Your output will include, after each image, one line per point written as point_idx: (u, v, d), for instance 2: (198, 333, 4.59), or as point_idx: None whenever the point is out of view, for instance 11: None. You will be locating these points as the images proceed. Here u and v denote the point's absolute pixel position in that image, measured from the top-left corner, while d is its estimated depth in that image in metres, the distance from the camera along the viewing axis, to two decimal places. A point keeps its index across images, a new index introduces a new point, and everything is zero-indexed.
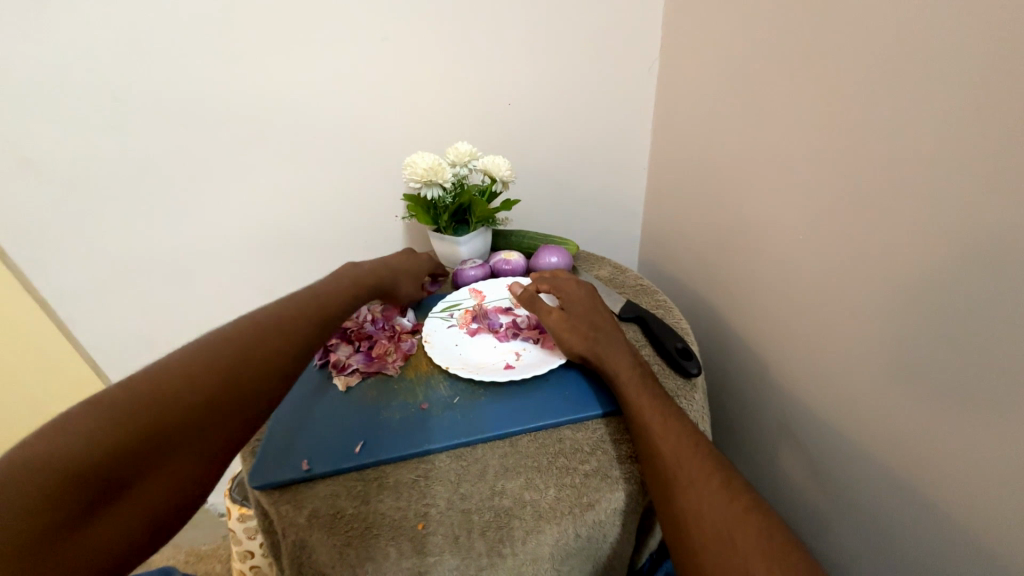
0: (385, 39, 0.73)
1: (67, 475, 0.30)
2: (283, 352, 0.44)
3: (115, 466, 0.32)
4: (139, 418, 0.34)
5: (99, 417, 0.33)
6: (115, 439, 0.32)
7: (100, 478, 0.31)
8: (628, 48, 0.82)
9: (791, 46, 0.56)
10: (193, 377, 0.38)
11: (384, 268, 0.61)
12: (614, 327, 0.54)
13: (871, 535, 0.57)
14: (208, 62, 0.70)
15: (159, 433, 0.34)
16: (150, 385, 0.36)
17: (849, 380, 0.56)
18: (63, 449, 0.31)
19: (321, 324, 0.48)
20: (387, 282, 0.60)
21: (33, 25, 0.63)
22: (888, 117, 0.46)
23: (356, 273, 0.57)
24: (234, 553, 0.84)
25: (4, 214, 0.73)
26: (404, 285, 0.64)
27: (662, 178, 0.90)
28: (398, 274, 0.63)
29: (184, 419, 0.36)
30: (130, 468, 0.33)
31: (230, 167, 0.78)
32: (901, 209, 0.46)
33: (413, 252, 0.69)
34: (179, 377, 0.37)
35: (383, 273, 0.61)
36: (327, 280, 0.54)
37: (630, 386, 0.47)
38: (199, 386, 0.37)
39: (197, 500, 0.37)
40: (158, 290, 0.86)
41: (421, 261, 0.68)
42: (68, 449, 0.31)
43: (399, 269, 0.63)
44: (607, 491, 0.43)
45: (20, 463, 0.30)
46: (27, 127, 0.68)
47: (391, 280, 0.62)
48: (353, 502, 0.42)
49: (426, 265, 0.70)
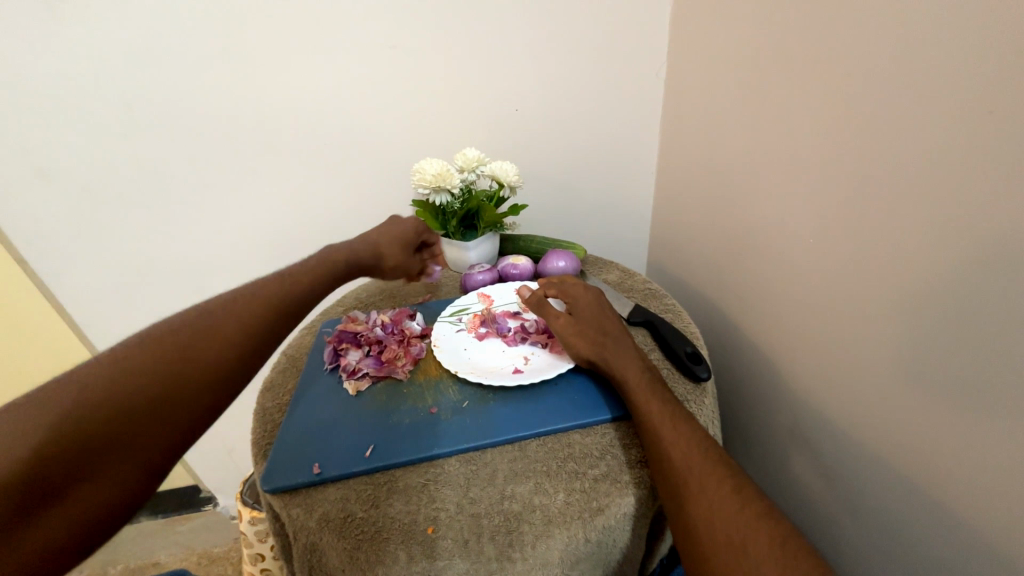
0: (393, 48, 0.74)
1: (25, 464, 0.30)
2: None
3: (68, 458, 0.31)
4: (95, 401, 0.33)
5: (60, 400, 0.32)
6: (72, 427, 0.32)
7: (50, 471, 0.30)
8: (635, 52, 0.82)
9: (798, 49, 0.56)
10: (157, 358, 0.36)
11: (363, 244, 0.59)
12: (622, 332, 0.54)
13: (884, 542, 0.56)
14: (220, 72, 0.71)
15: (115, 419, 0.33)
16: (116, 369, 0.35)
17: (860, 384, 0.55)
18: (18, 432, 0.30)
19: None
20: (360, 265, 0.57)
21: (52, 37, 0.65)
22: (895, 119, 0.46)
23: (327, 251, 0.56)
24: (245, 556, 0.85)
25: (24, 221, 0.75)
26: (388, 256, 0.60)
27: (670, 181, 0.90)
28: (379, 249, 0.60)
29: (145, 409, 0.35)
30: (83, 456, 0.32)
31: (241, 174, 0.79)
32: (910, 210, 0.46)
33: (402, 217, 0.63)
34: (140, 365, 0.35)
35: (362, 248, 0.58)
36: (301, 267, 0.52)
37: (639, 390, 0.47)
38: (163, 367, 0.36)
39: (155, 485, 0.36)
40: (171, 295, 0.87)
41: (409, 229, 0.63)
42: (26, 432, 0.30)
43: (379, 240, 0.60)
44: (617, 495, 0.43)
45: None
46: (46, 135, 0.70)
47: (372, 256, 0.59)
48: (364, 505, 0.43)
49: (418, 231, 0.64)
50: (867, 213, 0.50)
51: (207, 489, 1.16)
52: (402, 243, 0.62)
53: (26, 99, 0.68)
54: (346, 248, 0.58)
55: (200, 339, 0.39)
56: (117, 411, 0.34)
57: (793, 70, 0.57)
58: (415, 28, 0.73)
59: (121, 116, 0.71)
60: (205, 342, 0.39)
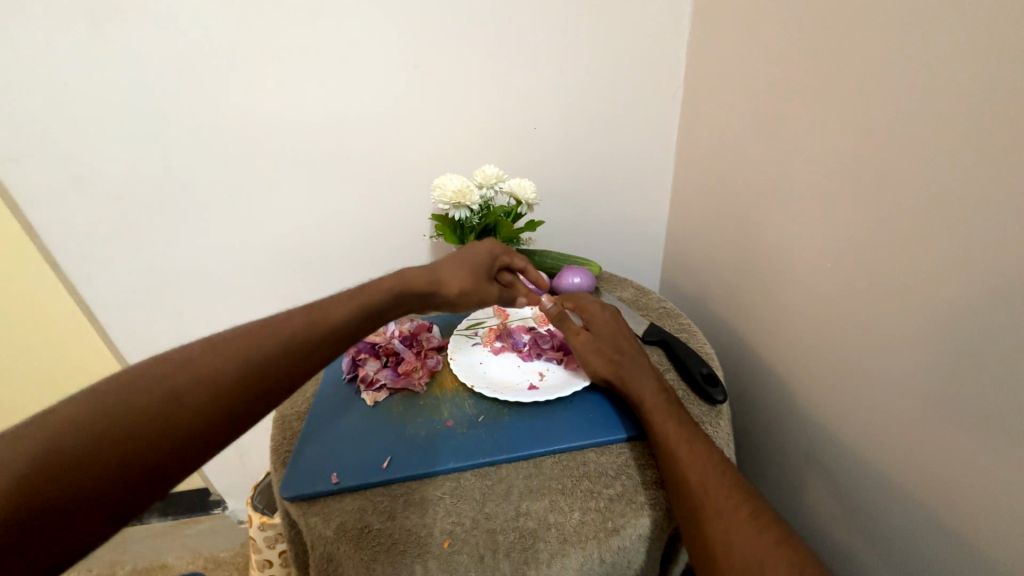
0: (418, 68, 0.77)
1: (94, 440, 0.32)
2: None
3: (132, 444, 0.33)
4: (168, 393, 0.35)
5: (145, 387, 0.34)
6: (145, 411, 0.34)
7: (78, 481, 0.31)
8: (653, 76, 0.84)
9: (815, 76, 0.57)
10: (224, 364, 0.37)
11: (424, 270, 0.53)
12: (638, 351, 0.54)
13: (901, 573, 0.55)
14: (250, 91, 0.75)
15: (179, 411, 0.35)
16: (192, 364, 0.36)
17: (876, 410, 0.55)
18: (106, 412, 0.33)
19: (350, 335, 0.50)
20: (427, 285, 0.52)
21: (95, 56, 0.69)
22: (912, 149, 0.46)
23: (383, 283, 0.50)
24: (253, 562, 0.86)
25: (60, 229, 0.79)
26: (452, 283, 0.54)
27: (685, 200, 0.91)
28: (441, 271, 0.54)
29: (179, 420, 0.34)
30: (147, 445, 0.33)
31: (266, 187, 0.82)
32: (928, 237, 0.46)
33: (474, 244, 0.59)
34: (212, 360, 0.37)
35: (421, 276, 0.52)
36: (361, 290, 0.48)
37: (656, 410, 0.47)
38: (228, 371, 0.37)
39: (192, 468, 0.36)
40: (192, 302, 0.90)
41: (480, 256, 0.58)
42: (109, 412, 0.33)
43: (445, 266, 0.54)
44: (632, 516, 0.43)
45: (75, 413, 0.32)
46: (82, 147, 0.74)
47: (433, 283, 0.53)
48: (380, 517, 0.43)
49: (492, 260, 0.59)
50: (884, 238, 0.51)
51: (217, 493, 1.17)
52: (472, 272, 0.56)
53: (67, 111, 0.71)
54: (407, 275, 0.52)
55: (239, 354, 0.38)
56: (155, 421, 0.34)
57: (809, 94, 0.58)
58: (440, 49, 0.76)
59: (155, 128, 0.75)
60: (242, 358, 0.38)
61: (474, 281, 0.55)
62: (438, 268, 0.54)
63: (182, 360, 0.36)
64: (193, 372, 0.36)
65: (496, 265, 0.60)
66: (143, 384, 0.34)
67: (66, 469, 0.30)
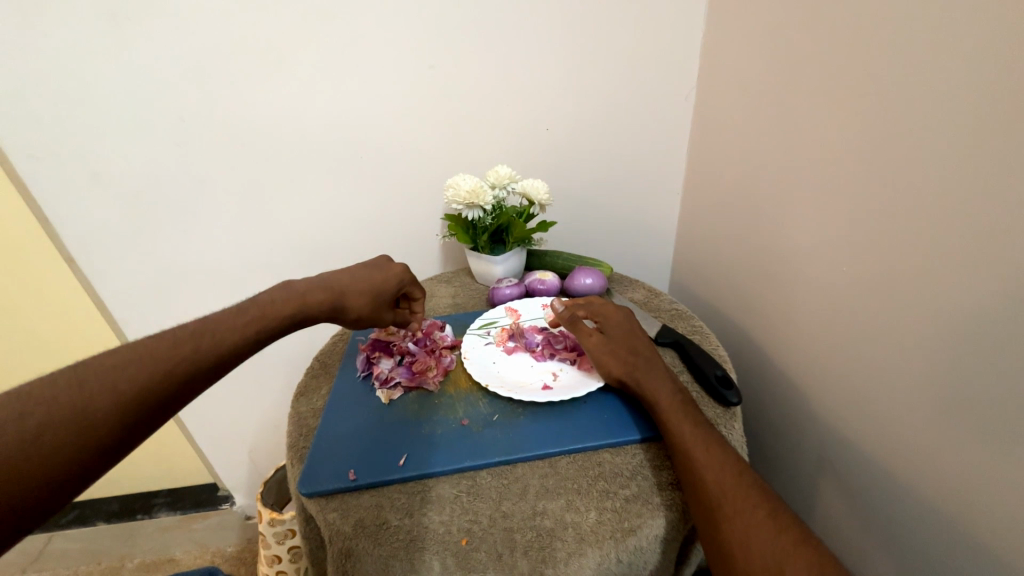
0: (432, 67, 0.77)
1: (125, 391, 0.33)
2: None
3: (155, 395, 0.35)
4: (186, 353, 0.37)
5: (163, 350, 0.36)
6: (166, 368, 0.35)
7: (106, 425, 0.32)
8: (666, 77, 0.84)
9: (830, 79, 0.57)
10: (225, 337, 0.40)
11: (322, 287, 0.50)
12: (652, 353, 0.54)
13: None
14: (266, 89, 0.75)
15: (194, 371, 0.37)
16: (201, 334, 0.39)
17: (890, 413, 0.55)
18: (132, 366, 0.34)
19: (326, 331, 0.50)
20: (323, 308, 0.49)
21: (115, 54, 0.69)
22: (928, 153, 0.47)
23: (272, 299, 0.46)
24: (263, 556, 0.86)
25: (81, 225, 0.80)
26: (353, 306, 0.52)
27: (696, 202, 0.91)
28: (344, 292, 0.51)
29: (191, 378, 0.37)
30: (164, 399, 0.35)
31: (280, 185, 0.83)
32: (947, 240, 0.46)
33: (385, 262, 0.57)
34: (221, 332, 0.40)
35: (320, 294, 0.49)
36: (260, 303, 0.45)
37: (671, 411, 0.48)
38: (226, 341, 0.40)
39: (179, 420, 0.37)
40: (206, 298, 0.90)
41: (388, 277, 0.55)
42: (136, 367, 0.34)
43: (346, 285, 0.52)
44: (648, 517, 0.43)
45: (108, 366, 0.34)
46: (102, 145, 0.75)
47: (334, 306, 0.50)
48: (398, 514, 0.44)
49: (398, 281, 0.56)
50: (899, 241, 0.51)
51: (226, 488, 1.18)
52: (374, 292, 0.54)
53: (86, 108, 0.72)
54: (301, 292, 0.48)
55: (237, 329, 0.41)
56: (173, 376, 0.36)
57: (824, 97, 0.58)
58: (454, 49, 0.76)
59: (172, 125, 0.75)
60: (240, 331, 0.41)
61: (374, 307, 0.54)
62: (341, 289, 0.51)
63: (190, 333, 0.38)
64: (205, 343, 0.38)
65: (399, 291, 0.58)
66: (161, 348, 0.36)
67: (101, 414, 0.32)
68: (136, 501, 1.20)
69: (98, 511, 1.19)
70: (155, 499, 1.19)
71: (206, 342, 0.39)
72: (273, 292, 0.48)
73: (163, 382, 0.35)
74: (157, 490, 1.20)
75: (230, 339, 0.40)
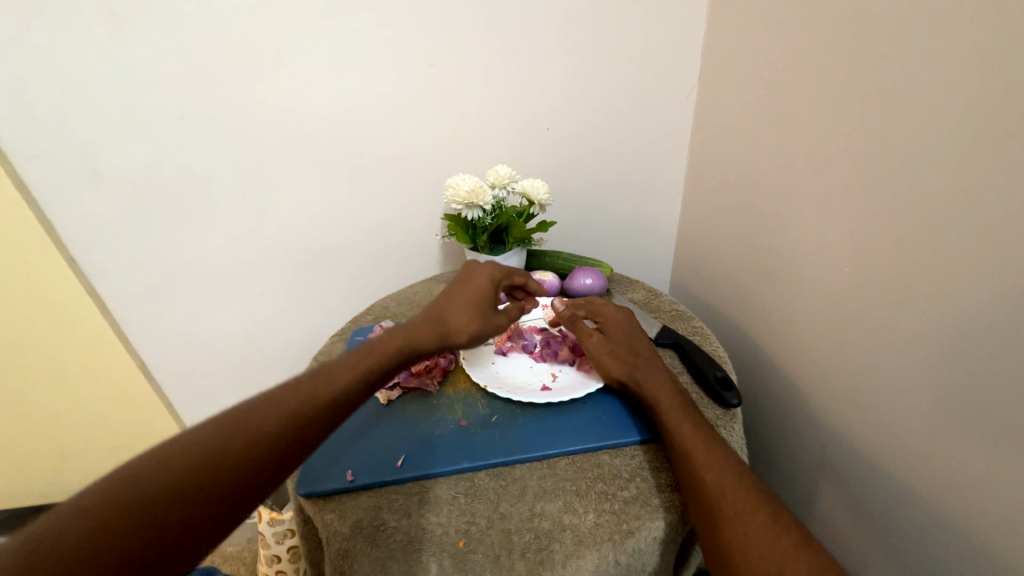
0: (431, 67, 0.77)
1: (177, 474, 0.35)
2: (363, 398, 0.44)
3: (203, 475, 0.36)
4: (238, 430, 0.38)
5: (220, 431, 0.38)
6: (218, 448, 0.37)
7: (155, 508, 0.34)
8: (667, 75, 0.84)
9: (829, 80, 0.57)
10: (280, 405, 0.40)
11: (424, 322, 0.49)
12: (651, 355, 0.54)
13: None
14: (266, 87, 0.75)
15: (247, 449, 0.37)
16: (261, 407, 0.40)
17: (888, 414, 0.54)
18: (188, 451, 0.36)
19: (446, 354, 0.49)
20: (432, 339, 0.49)
21: (113, 50, 0.69)
22: (925, 152, 0.46)
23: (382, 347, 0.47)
24: (262, 556, 0.86)
25: (81, 223, 0.80)
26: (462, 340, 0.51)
27: (697, 203, 0.90)
28: (450, 323, 0.50)
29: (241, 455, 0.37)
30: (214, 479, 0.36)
31: (279, 186, 0.83)
32: (946, 240, 0.46)
33: (473, 266, 0.55)
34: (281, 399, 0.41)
35: (424, 330, 0.49)
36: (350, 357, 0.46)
37: (669, 413, 0.47)
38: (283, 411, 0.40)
39: (235, 499, 0.37)
40: (206, 297, 0.91)
41: (479, 284, 0.53)
42: (191, 451, 0.36)
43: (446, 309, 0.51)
44: (647, 519, 0.43)
45: (173, 453, 0.36)
46: (103, 143, 0.75)
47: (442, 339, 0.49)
48: (395, 515, 0.44)
49: (488, 282, 0.53)
50: (901, 243, 0.50)
51: None
52: (473, 304, 0.51)
53: (85, 107, 0.72)
54: (406, 331, 0.49)
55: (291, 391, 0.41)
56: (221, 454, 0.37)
57: (823, 98, 0.58)
58: (454, 49, 0.76)
59: (171, 124, 0.75)
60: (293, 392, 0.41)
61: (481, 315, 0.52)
62: (445, 322, 0.50)
63: (249, 407, 0.40)
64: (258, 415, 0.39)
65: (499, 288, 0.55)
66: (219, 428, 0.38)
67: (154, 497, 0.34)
68: None
69: None
70: None
71: (267, 414, 0.39)
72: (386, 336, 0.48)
73: (213, 460, 0.36)
74: None
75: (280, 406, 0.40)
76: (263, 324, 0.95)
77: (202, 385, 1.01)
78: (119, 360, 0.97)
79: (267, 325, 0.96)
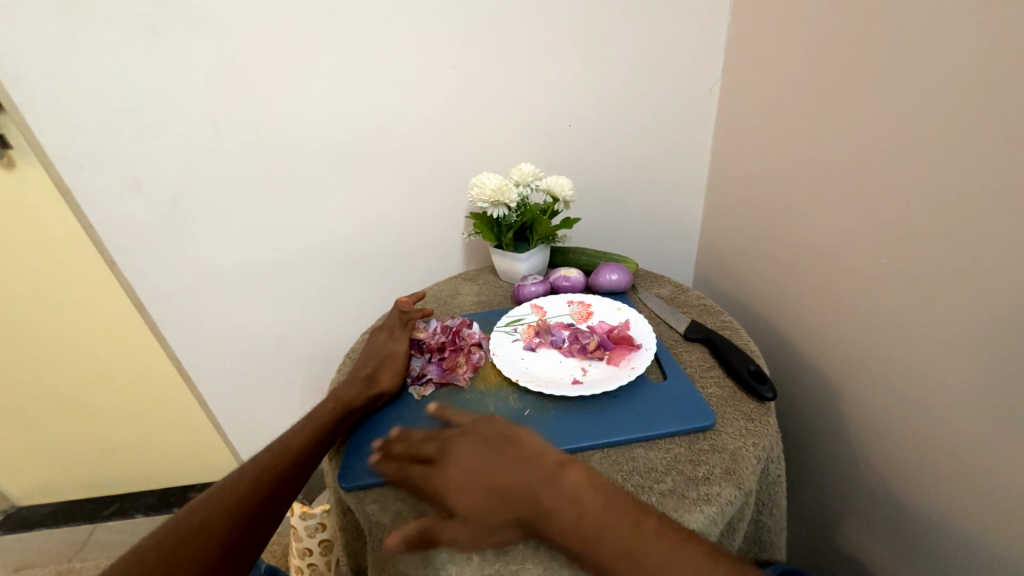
0: (454, 67, 0.78)
1: (229, 500, 0.44)
2: (355, 408, 0.54)
3: (247, 497, 0.45)
4: (268, 461, 0.48)
5: (251, 465, 0.48)
6: (254, 477, 0.47)
7: (217, 523, 0.42)
8: (693, 67, 0.82)
9: (863, 68, 0.55)
10: (291, 437, 0.51)
11: (349, 385, 0.56)
12: (557, 477, 0.43)
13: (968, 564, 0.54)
14: (294, 91, 0.77)
15: (277, 471, 0.48)
16: (279, 443, 0.50)
17: (932, 404, 0.54)
18: (230, 485, 0.46)
19: (370, 397, 0.55)
20: (358, 394, 0.55)
21: (150, 60, 0.72)
22: (971, 137, 0.46)
23: (311, 420, 0.53)
24: (294, 548, 0.87)
25: (120, 226, 0.83)
26: (386, 384, 0.56)
27: (721, 197, 0.89)
28: (377, 370, 0.58)
29: (269, 475, 0.47)
30: (255, 497, 0.45)
31: (307, 188, 0.85)
32: (995, 227, 0.45)
33: (375, 335, 0.65)
34: (293, 433, 0.51)
35: (349, 390, 0.56)
36: (296, 431, 0.52)
37: (618, 560, 0.38)
38: (294, 437, 0.51)
39: (272, 512, 0.46)
40: (239, 297, 0.93)
41: (383, 343, 0.62)
42: (233, 484, 0.46)
43: (365, 371, 0.58)
44: (684, 512, 0.44)
45: (220, 489, 0.45)
46: (141, 148, 0.78)
47: (366, 383, 0.56)
48: (434, 507, 0.45)
49: (388, 338, 0.63)
50: (947, 231, 0.49)
51: None
52: (383, 358, 0.60)
53: (122, 116, 0.75)
54: (336, 396, 0.55)
55: (298, 427, 0.52)
56: (255, 478, 0.46)
57: (859, 89, 0.56)
58: (477, 48, 0.77)
59: (202, 129, 0.78)
60: (300, 427, 0.52)
61: (393, 364, 0.59)
62: (373, 369, 0.58)
63: (272, 447, 0.50)
64: (278, 447, 0.50)
65: (401, 338, 0.63)
66: (251, 466, 0.48)
67: (215, 517, 0.43)
68: (172, 494, 1.23)
69: (137, 504, 1.22)
70: (190, 493, 1.23)
71: (280, 445, 0.50)
72: (314, 411, 0.54)
73: (250, 485, 0.46)
74: (192, 483, 1.24)
75: (293, 438, 0.51)
76: (292, 322, 0.98)
77: (234, 383, 1.04)
78: (159, 358, 1.01)
79: (296, 322, 0.98)
